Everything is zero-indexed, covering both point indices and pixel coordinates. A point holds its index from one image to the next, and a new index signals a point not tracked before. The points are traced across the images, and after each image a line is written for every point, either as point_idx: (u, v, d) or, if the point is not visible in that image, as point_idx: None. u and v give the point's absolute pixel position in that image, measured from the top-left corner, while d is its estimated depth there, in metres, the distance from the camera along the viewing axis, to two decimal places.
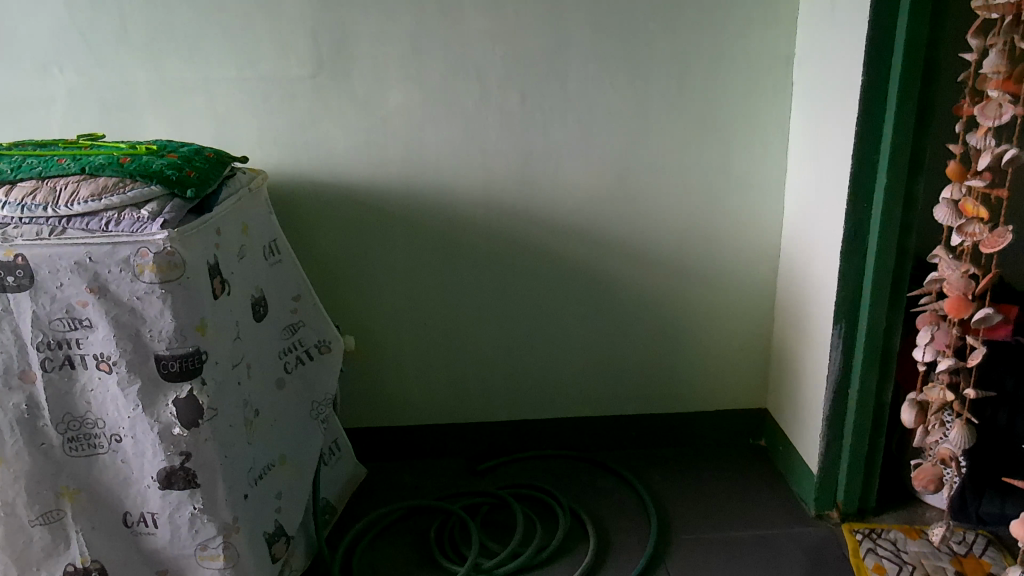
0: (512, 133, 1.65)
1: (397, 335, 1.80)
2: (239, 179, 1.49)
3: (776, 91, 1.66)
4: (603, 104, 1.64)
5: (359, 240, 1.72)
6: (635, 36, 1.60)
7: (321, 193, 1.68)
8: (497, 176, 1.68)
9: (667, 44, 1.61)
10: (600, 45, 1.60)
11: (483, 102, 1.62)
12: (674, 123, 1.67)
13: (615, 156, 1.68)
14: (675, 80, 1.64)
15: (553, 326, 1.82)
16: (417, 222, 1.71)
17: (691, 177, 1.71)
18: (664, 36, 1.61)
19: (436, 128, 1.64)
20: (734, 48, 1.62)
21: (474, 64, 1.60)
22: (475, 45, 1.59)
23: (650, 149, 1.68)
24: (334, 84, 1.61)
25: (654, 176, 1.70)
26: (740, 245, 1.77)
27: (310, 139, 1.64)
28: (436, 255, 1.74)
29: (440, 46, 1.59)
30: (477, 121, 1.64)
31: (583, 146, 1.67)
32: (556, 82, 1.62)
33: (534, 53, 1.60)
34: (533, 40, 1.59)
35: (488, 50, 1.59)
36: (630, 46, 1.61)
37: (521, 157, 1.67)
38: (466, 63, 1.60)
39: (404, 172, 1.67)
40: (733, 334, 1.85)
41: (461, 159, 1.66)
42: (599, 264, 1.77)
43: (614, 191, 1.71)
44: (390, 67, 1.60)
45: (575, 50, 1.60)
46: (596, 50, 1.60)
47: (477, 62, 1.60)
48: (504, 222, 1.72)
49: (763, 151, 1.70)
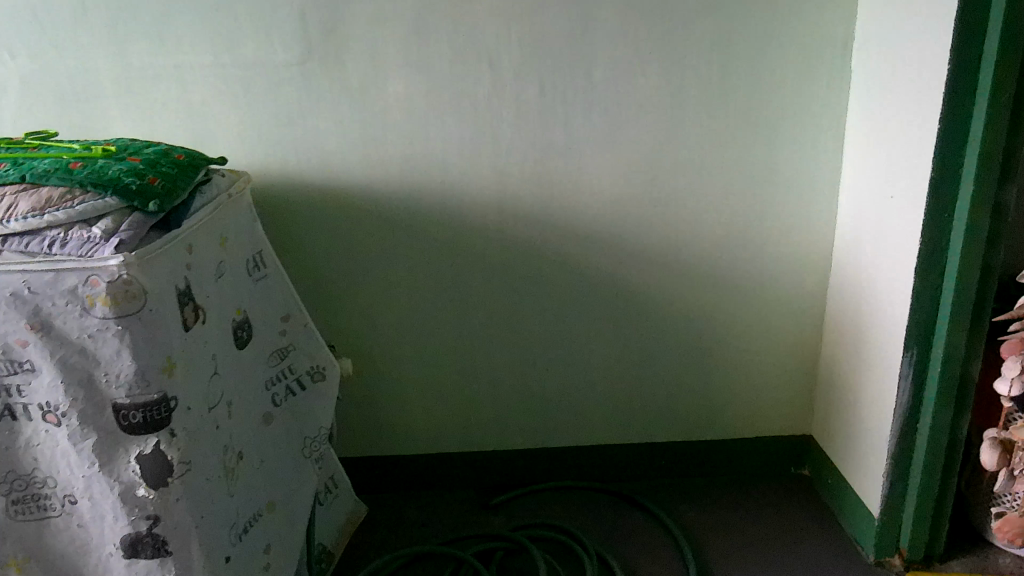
0: (530, 128, 1.44)
1: (399, 357, 1.60)
2: (217, 185, 1.28)
3: (831, 81, 1.44)
4: (635, 95, 1.43)
5: (355, 251, 1.52)
6: (672, 17, 1.38)
7: (313, 198, 1.47)
8: (514, 179, 1.47)
9: (708, 24, 1.39)
10: (632, 27, 1.38)
11: (497, 93, 1.41)
12: (715, 117, 1.45)
13: (647, 154, 1.47)
14: (717, 66, 1.42)
15: (574, 344, 1.62)
16: (422, 230, 1.51)
17: (733, 178, 1.50)
18: (705, 16, 1.39)
19: (443, 123, 1.43)
20: (784, 31, 1.40)
21: (487, 49, 1.38)
22: (488, 26, 1.37)
23: (687, 146, 1.47)
24: (325, 73, 1.39)
25: (692, 177, 1.50)
26: (786, 255, 1.57)
27: (299, 136, 1.43)
28: (443, 267, 1.54)
29: (446, 29, 1.37)
30: (490, 115, 1.43)
31: (611, 143, 1.46)
32: (581, 69, 1.40)
33: (556, 36, 1.38)
34: (554, 20, 1.37)
35: (503, 32, 1.38)
36: (666, 28, 1.39)
37: (541, 156, 1.46)
38: (477, 48, 1.38)
39: (408, 173, 1.46)
40: (776, 352, 1.65)
41: (472, 159, 1.46)
42: (628, 276, 1.57)
43: (646, 195, 1.50)
44: (389, 53, 1.38)
45: (602, 33, 1.38)
46: (626, 32, 1.39)
47: (490, 46, 1.38)
48: (521, 230, 1.51)
49: (815, 149, 1.49)
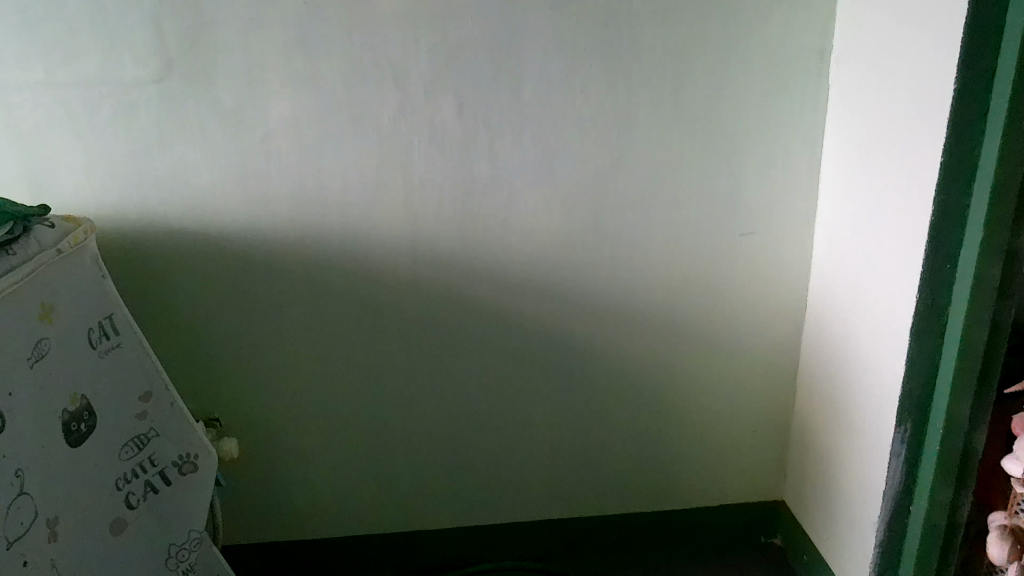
0: (446, 156, 1.17)
1: (295, 429, 1.33)
2: (39, 239, 1.01)
3: (806, 97, 1.20)
4: (573, 116, 1.17)
5: (231, 305, 1.25)
6: (616, 20, 1.12)
7: (179, 245, 1.20)
8: (427, 217, 1.21)
9: (661, 29, 1.14)
10: (569, 32, 1.12)
11: (404, 114, 1.15)
12: (670, 141, 1.20)
13: (589, 186, 1.22)
14: (672, 80, 1.17)
15: (507, 409, 1.37)
16: (313, 278, 1.24)
17: (692, 213, 1.25)
18: (658, 18, 1.13)
19: (340, 152, 1.16)
20: (752, 37, 1.16)
21: (390, 60, 1.12)
22: (390, 32, 1.10)
23: (638, 176, 1.22)
24: (186, 94, 1.11)
25: (643, 212, 1.24)
26: (755, 302, 1.33)
27: (160, 170, 1.15)
28: (341, 322, 1.27)
29: (339, 35, 1.10)
30: (398, 141, 1.16)
31: (546, 173, 1.20)
32: (506, 84, 1.14)
33: (476, 44, 1.12)
34: (472, 24, 1.11)
35: (409, 40, 1.11)
36: (609, 33, 1.13)
37: (460, 190, 1.20)
38: (377, 59, 1.11)
39: (298, 212, 1.19)
40: (743, 412, 1.42)
41: (376, 194, 1.19)
42: (569, 330, 1.32)
43: (589, 233, 1.25)
44: (268, 65, 1.11)
45: (531, 39, 1.12)
46: (562, 38, 1.13)
47: (394, 56, 1.11)
48: (438, 278, 1.26)
49: (788, 177, 1.25)
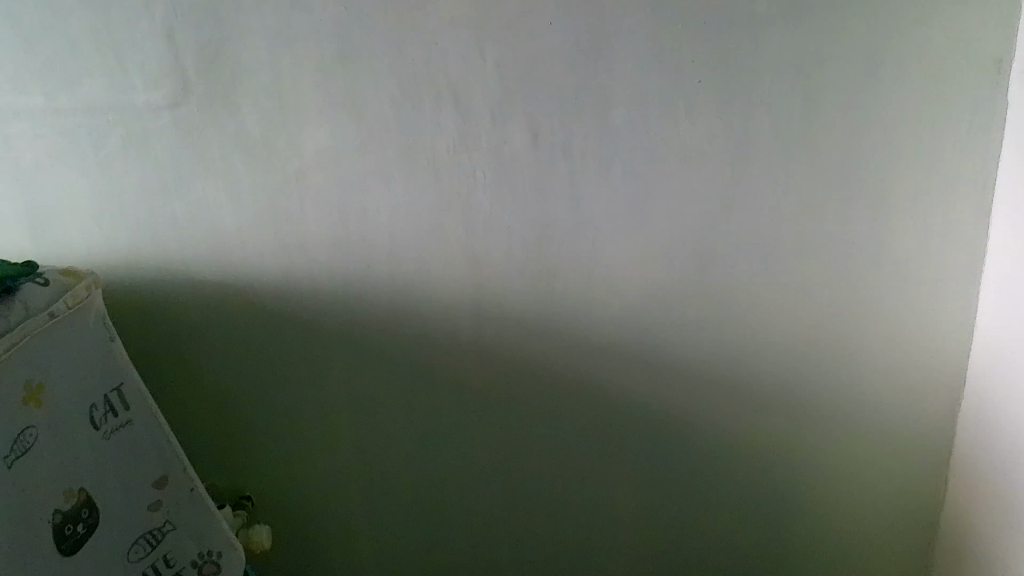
0: (517, 194, 0.96)
1: (339, 507, 1.15)
2: (32, 302, 0.84)
3: (975, 119, 0.92)
4: (675, 145, 0.93)
5: (264, 372, 1.06)
6: (732, 24, 0.87)
7: (203, 296, 1.02)
8: (494, 267, 1.00)
9: (790, 33, 0.88)
10: (673, 40, 0.88)
11: (466, 143, 0.93)
12: (799, 172, 0.95)
13: (694, 228, 0.98)
14: (804, 97, 0.91)
15: (587, 491, 1.14)
16: (357, 342, 1.04)
17: (822, 262, 1.00)
18: (786, 20, 0.88)
19: (389, 189, 0.96)
20: (907, 43, 0.89)
21: (449, 78, 0.90)
22: (449, 43, 0.88)
23: (756, 217, 0.97)
24: (208, 122, 0.93)
25: (760, 260, 1.00)
26: (901, 371, 1.07)
27: (179, 211, 0.97)
28: (392, 392, 1.07)
29: (385, 49, 0.88)
30: (458, 177, 0.95)
31: (640, 214, 0.97)
32: (592, 106, 0.91)
33: (555, 57, 0.89)
34: (550, 32, 0.88)
35: (473, 55, 0.89)
36: (724, 41, 0.88)
37: (534, 234, 0.98)
38: (434, 76, 0.90)
39: (340, 261, 1.00)
40: (877, 500, 1.16)
41: (433, 239, 0.98)
42: (663, 403, 1.08)
43: (692, 286, 1.01)
44: (302, 87, 0.91)
45: (624, 49, 0.88)
46: (663, 49, 0.88)
47: (454, 74, 0.90)
48: (504, 341, 1.04)
49: (949, 221, 0.97)
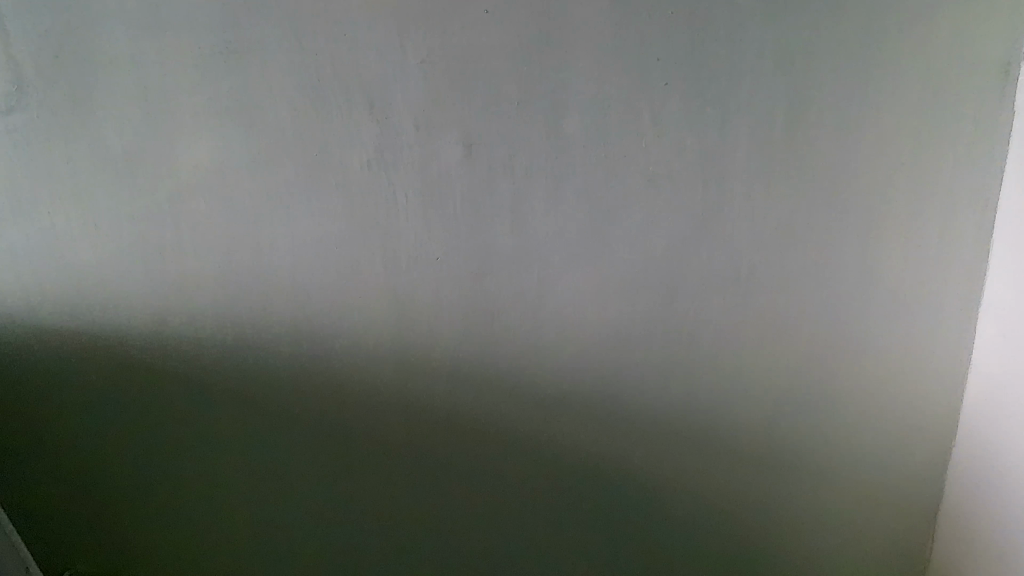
0: (448, 219, 0.78)
1: (245, 552, 1.01)
2: None
3: (980, 131, 0.78)
4: (637, 159, 0.78)
5: (143, 426, 0.89)
6: (711, 15, 0.71)
7: (65, 334, 0.84)
8: (423, 306, 0.82)
9: (779, 28, 0.72)
10: (636, 41, 0.72)
11: (383, 157, 0.76)
12: (780, 191, 0.81)
13: (659, 258, 0.82)
14: (789, 105, 0.76)
15: (532, 540, 1.00)
16: (253, 395, 0.86)
17: (802, 293, 0.87)
18: (776, 12, 0.71)
19: (290, 214, 0.77)
20: (909, 52, 0.74)
21: (360, 78, 0.72)
22: (359, 35, 0.70)
23: (730, 243, 0.83)
24: (57, 131, 0.73)
25: (733, 292, 0.86)
26: (883, 411, 0.95)
27: (27, 238, 0.78)
28: (298, 451, 0.90)
29: (276, 41, 0.70)
30: (374, 200, 0.77)
31: (597, 241, 0.81)
32: (539, 113, 0.75)
33: (492, 55, 0.72)
34: (485, 22, 0.70)
35: (390, 55, 0.71)
36: (699, 35, 0.72)
37: (470, 267, 0.81)
38: (342, 76, 0.72)
39: (231, 301, 0.81)
40: (852, 542, 1.05)
41: (346, 274, 0.80)
42: (620, 451, 0.94)
43: (657, 324, 0.86)
44: (173, 87, 0.72)
45: (578, 44, 0.72)
46: (624, 52, 0.72)
47: (367, 72, 0.72)
48: (433, 392, 0.87)
49: (946, 247, 0.85)
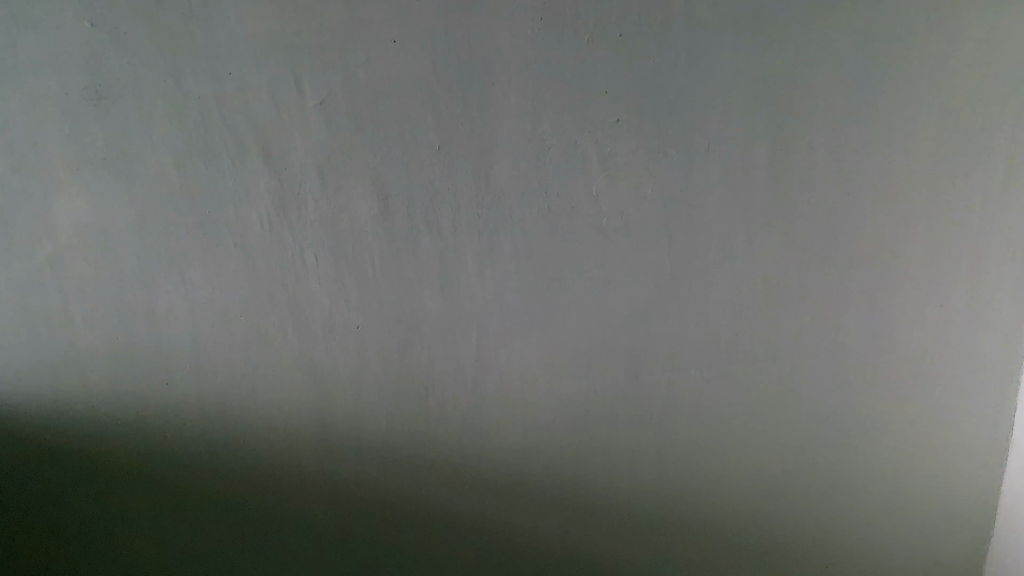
0: (366, 280, 0.68)
1: None
2: None
3: (1007, 169, 0.65)
4: (584, 209, 0.65)
5: (28, 529, 0.77)
6: (663, 34, 0.59)
7: None
8: (345, 377, 0.72)
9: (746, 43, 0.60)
10: (574, 78, 0.60)
11: (287, 212, 0.65)
12: (764, 243, 0.67)
13: (618, 321, 0.70)
14: (768, 139, 0.63)
15: None
16: (155, 486, 0.75)
17: (797, 362, 0.73)
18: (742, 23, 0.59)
19: (185, 277, 0.68)
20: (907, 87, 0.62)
21: (254, 124, 0.62)
22: (248, 71, 0.61)
23: (706, 306, 0.70)
24: None
25: (713, 360, 0.72)
26: (907, 498, 0.79)
27: None
28: (212, 549, 0.78)
29: (157, 86, 0.61)
30: (281, 261, 0.67)
31: (541, 301, 0.69)
32: (462, 158, 0.63)
33: (405, 97, 0.61)
34: (393, 59, 0.60)
35: (286, 100, 0.61)
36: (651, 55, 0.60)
37: (396, 332, 0.70)
38: (232, 119, 0.62)
39: (126, 375, 0.71)
40: None
41: (255, 342, 0.70)
42: (591, 544, 0.80)
43: (622, 395, 0.74)
44: (40, 137, 0.63)
45: (503, 76, 0.60)
46: (561, 91, 0.61)
47: (262, 120, 0.62)
48: (364, 474, 0.76)
49: (974, 303, 0.70)
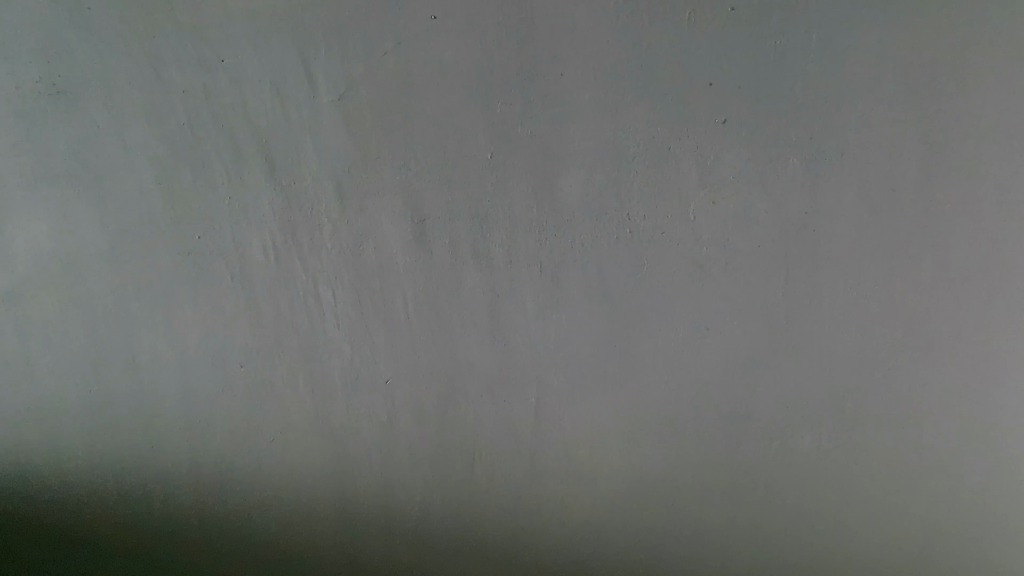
0: (397, 323, 0.54)
1: None
2: None
3: None
4: (676, 234, 0.52)
5: None
6: (787, 11, 0.46)
7: None
8: (368, 443, 0.58)
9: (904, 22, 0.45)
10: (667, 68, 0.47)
11: (296, 242, 0.52)
12: (906, 283, 0.52)
13: (715, 372, 0.56)
14: (920, 149, 0.49)
15: None
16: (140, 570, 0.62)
17: (944, 436, 0.56)
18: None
19: (171, 314, 0.55)
20: None
21: (255, 131, 0.49)
22: (248, 58, 0.48)
23: (827, 354, 0.55)
24: None
25: (831, 429, 0.57)
26: None
27: None
28: None
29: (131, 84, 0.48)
30: (290, 300, 0.54)
31: (618, 346, 0.55)
32: (520, 170, 0.50)
33: (448, 94, 0.48)
34: (435, 47, 0.47)
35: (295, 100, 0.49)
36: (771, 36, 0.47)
37: (432, 390, 0.56)
38: (228, 119, 0.49)
39: (104, 437, 0.59)
40: None
41: (258, 399, 0.57)
42: None
43: (716, 465, 0.59)
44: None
45: (578, 63, 0.47)
46: (649, 84, 0.48)
47: (264, 126, 0.49)
48: (396, 557, 0.62)
49: None
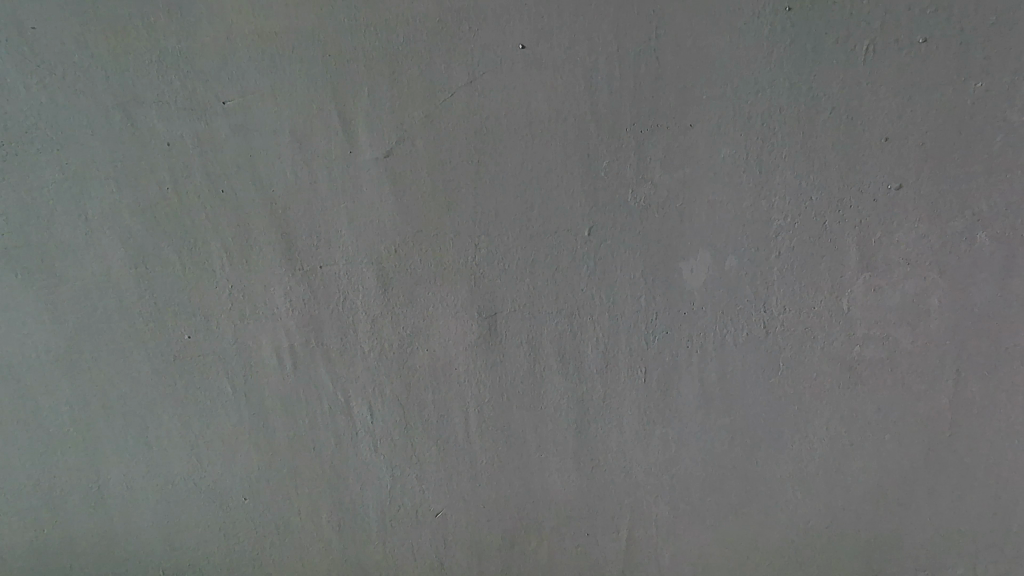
0: (574, 315, 0.76)
1: None
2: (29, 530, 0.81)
3: None
4: (788, 235, 0.72)
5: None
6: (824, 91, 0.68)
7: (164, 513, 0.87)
8: (539, 415, 0.80)
9: (960, 113, 0.68)
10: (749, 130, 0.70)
11: (499, 269, 0.75)
12: (950, 318, 0.73)
13: (816, 344, 0.75)
14: (970, 210, 0.70)
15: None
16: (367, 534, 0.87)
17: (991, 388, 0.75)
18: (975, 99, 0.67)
19: (348, 350, 0.79)
20: None
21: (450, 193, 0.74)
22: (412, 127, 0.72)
23: (903, 327, 0.73)
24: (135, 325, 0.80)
25: (892, 392, 0.76)
26: None
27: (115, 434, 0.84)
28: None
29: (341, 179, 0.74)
30: (492, 304, 0.76)
31: (742, 321, 0.75)
32: (657, 204, 0.73)
33: (604, 149, 0.71)
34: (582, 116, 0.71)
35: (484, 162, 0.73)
36: (862, 123, 0.69)
37: (575, 368, 0.78)
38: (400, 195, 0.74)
39: (306, 445, 0.83)
40: None
41: (451, 387, 0.80)
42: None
43: (810, 432, 0.78)
44: (161, 188, 0.75)
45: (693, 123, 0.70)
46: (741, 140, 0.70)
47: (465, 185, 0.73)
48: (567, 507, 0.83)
49: None
